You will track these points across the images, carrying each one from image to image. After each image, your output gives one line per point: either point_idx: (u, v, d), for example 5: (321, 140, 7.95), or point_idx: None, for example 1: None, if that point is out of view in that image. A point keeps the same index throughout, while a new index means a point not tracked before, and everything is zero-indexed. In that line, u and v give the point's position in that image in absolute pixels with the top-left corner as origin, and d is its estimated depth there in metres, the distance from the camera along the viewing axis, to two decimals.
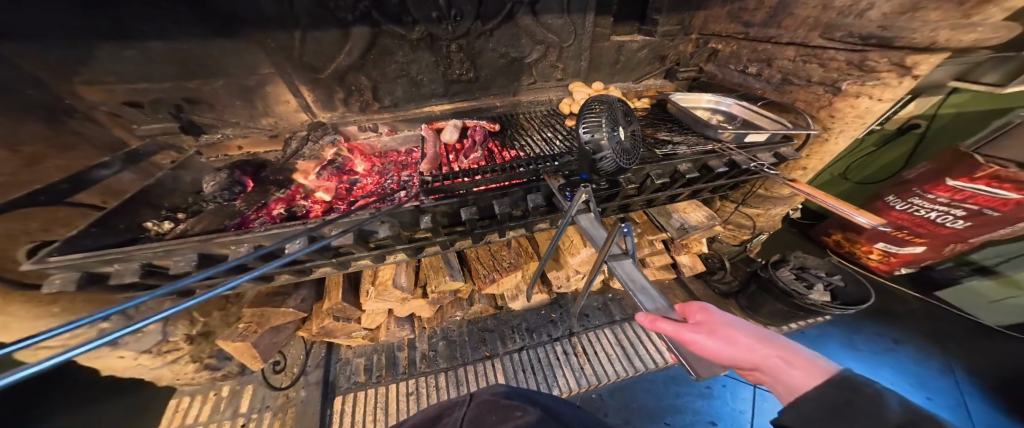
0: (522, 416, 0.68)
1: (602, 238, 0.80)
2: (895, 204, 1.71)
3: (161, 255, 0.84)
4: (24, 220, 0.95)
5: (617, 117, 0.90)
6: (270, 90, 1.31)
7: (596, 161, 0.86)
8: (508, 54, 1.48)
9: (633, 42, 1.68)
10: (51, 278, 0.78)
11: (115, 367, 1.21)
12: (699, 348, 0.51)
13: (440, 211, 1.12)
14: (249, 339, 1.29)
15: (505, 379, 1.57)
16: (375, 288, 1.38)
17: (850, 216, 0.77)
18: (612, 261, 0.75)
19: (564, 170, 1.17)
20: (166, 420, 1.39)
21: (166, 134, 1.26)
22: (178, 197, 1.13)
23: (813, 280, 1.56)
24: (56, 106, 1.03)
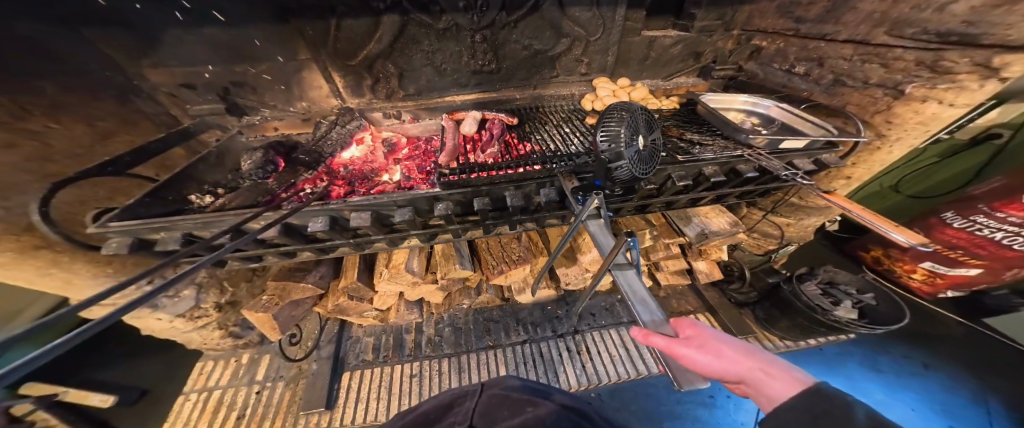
0: (533, 411, 0.70)
1: (608, 247, 0.76)
2: (953, 221, 1.49)
3: (200, 226, 0.93)
4: (94, 189, 1.09)
5: (638, 125, 0.86)
6: (304, 75, 1.38)
7: (611, 170, 0.84)
8: (532, 46, 1.46)
9: (667, 37, 1.60)
10: (111, 241, 0.89)
11: (155, 328, 1.37)
12: (690, 362, 0.49)
13: (453, 199, 1.13)
14: (270, 311, 1.38)
15: (505, 371, 1.60)
16: (388, 271, 1.45)
17: (885, 232, 0.66)
18: (615, 269, 0.72)
19: (581, 171, 1.13)
20: (192, 379, 1.55)
21: (214, 115, 1.38)
22: (220, 174, 1.21)
23: (841, 297, 1.41)
24: (126, 86, 1.18)
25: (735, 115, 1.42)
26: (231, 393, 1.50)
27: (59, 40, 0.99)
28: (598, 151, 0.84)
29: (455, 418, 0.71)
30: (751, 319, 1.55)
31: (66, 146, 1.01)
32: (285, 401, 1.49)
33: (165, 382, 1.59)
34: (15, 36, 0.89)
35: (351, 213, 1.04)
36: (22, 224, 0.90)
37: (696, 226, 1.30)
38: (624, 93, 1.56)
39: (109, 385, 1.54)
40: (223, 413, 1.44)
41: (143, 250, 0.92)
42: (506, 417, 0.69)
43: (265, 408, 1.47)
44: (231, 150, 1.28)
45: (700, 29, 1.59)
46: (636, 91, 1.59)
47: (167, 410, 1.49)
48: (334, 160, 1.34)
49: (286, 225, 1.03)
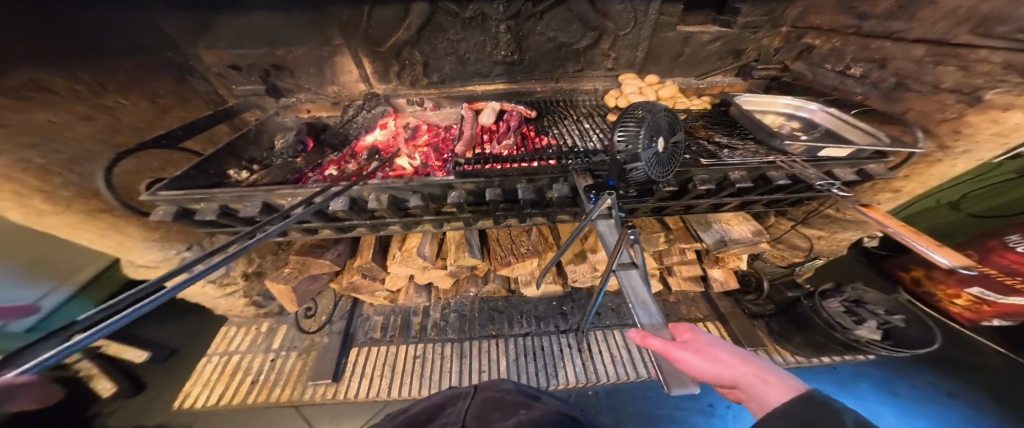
0: (525, 413, 0.70)
1: (613, 245, 0.71)
2: (1018, 245, 1.26)
3: (235, 198, 0.97)
4: (150, 160, 1.23)
5: (660, 129, 0.70)
6: (335, 61, 1.43)
7: (625, 171, 0.69)
8: (557, 38, 1.37)
9: (705, 33, 1.46)
10: (157, 209, 0.94)
11: (190, 291, 1.51)
12: (680, 364, 0.47)
13: (467, 188, 1.11)
14: (290, 283, 1.44)
15: (507, 360, 1.65)
16: (401, 254, 1.53)
17: (925, 252, 0.58)
18: (618, 270, 0.69)
19: (598, 169, 1.00)
20: (217, 342, 1.74)
21: (255, 95, 1.48)
22: (256, 152, 1.28)
23: (866, 317, 1.29)
24: (182, 66, 1.31)
25: (773, 119, 1.30)
26: (248, 359, 1.66)
27: (129, 21, 1.11)
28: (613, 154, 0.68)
29: (447, 418, 0.71)
30: (763, 333, 1.44)
31: (133, 120, 1.12)
32: (296, 370, 1.62)
33: (191, 343, 1.78)
34: (95, 18, 1.02)
35: (371, 194, 1.07)
36: (91, 189, 0.99)
37: (716, 232, 1.21)
38: (652, 91, 1.43)
39: (148, 342, 1.74)
40: (242, 375, 1.60)
41: (185, 219, 0.98)
42: (500, 417, 0.69)
43: (278, 374, 1.60)
44: (269, 129, 1.35)
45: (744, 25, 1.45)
46: (664, 88, 1.46)
47: (192, 369, 1.66)
48: (359, 142, 1.37)
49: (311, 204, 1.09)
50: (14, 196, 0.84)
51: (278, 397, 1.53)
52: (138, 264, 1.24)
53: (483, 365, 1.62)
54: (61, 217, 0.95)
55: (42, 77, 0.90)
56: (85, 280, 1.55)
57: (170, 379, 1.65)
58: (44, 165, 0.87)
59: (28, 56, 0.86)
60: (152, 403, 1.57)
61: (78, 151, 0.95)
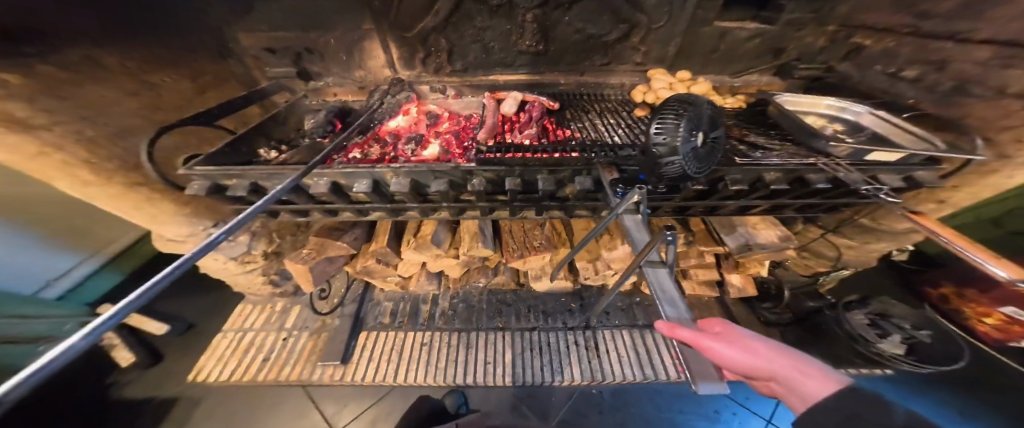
0: None
1: (641, 243, 0.69)
2: None
3: (265, 177, 0.98)
4: (181, 138, 1.20)
5: (703, 122, 0.63)
6: (363, 44, 1.39)
7: (658, 165, 0.64)
8: (585, 30, 1.29)
9: (745, 30, 1.35)
10: (192, 184, 0.96)
11: (212, 268, 1.53)
12: (718, 354, 0.46)
13: (485, 176, 1.11)
14: (308, 264, 1.45)
15: (513, 352, 1.72)
16: (415, 240, 1.56)
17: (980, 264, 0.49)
18: (646, 266, 0.68)
19: (624, 163, 0.96)
20: (232, 320, 1.79)
21: (287, 78, 1.44)
22: (283, 132, 1.31)
23: (891, 330, 1.34)
24: (222, 48, 1.30)
25: (816, 120, 1.24)
26: (262, 337, 1.73)
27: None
28: (648, 143, 0.64)
29: None
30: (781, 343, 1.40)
31: (174, 98, 1.13)
32: (306, 350, 1.70)
33: (205, 320, 1.85)
34: None
35: (394, 178, 1.06)
36: (132, 163, 0.99)
37: (742, 235, 1.17)
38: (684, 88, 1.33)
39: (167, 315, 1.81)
40: (257, 352, 1.68)
41: (218, 195, 0.99)
42: None
43: (291, 353, 1.69)
44: (297, 111, 1.39)
45: (789, 21, 1.33)
46: (695, 85, 1.38)
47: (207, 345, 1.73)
48: (382, 128, 1.38)
49: (335, 185, 1.10)
50: (64, 166, 0.87)
51: (288, 376, 1.61)
52: (167, 237, 1.26)
53: (488, 357, 1.69)
54: (103, 187, 0.98)
55: (94, 54, 0.90)
56: (110, 256, 1.64)
57: (190, 352, 1.74)
58: (93, 137, 0.89)
59: (89, 36, 0.89)
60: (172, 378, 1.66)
61: (122, 126, 0.97)
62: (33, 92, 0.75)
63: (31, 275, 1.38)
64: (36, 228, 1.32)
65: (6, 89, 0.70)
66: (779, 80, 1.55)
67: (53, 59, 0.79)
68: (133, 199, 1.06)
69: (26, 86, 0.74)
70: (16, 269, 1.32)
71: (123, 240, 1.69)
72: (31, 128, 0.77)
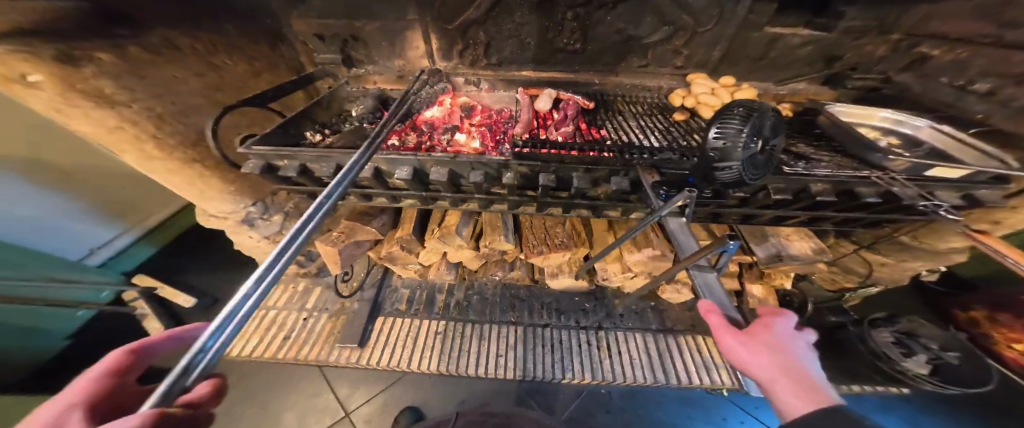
0: None
1: (689, 247, 0.67)
2: None
3: (315, 158, 1.02)
4: (237, 119, 1.21)
5: (767, 128, 0.60)
6: (405, 34, 1.41)
7: (713, 170, 0.63)
8: (625, 31, 1.28)
9: (797, 36, 1.29)
10: (248, 164, 1.00)
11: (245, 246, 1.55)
12: (725, 347, 0.53)
13: (520, 170, 1.11)
14: (336, 246, 1.48)
15: (524, 346, 1.73)
16: (440, 230, 1.58)
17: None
18: (693, 269, 0.66)
19: (668, 165, 0.93)
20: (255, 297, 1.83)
21: (332, 64, 1.45)
22: (325, 115, 1.34)
23: (916, 349, 1.32)
24: (275, 32, 1.34)
25: (870, 132, 1.22)
26: (284, 315, 1.78)
27: None
28: (703, 146, 0.62)
29: None
30: None
31: (233, 79, 1.16)
32: (325, 330, 1.74)
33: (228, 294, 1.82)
34: None
35: (433, 167, 1.09)
36: (193, 138, 1.03)
37: (773, 246, 1.17)
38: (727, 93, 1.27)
39: (192, 288, 1.80)
40: (279, 330, 1.73)
41: (270, 174, 1.03)
42: None
43: (310, 333, 1.73)
44: (338, 97, 1.41)
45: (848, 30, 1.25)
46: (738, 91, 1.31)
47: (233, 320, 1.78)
48: (419, 117, 1.41)
49: (378, 170, 1.13)
50: (134, 140, 0.90)
51: (307, 354, 1.65)
52: (211, 214, 1.34)
53: (500, 350, 1.71)
54: (164, 161, 1.01)
55: (169, 34, 0.95)
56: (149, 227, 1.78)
57: None
58: (162, 114, 0.93)
59: (164, 17, 0.93)
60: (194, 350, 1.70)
61: (185, 105, 0.99)
62: (119, 70, 0.82)
63: (83, 241, 1.54)
64: (87, 199, 1.47)
65: (100, 66, 0.77)
66: (828, 90, 1.48)
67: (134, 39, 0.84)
68: (186, 176, 1.11)
69: (116, 65, 0.81)
70: (70, 235, 1.48)
71: (164, 212, 1.83)
72: (115, 103, 0.81)
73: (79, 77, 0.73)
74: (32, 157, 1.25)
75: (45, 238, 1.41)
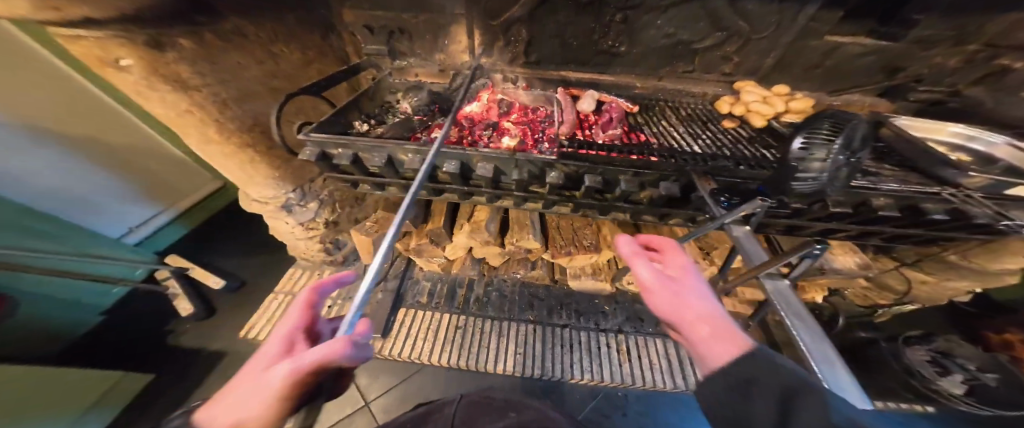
0: (514, 417, 0.84)
1: (757, 257, 0.65)
2: None
3: (369, 147, 1.07)
4: (291, 106, 1.24)
5: (857, 143, 0.58)
6: (449, 28, 1.42)
7: (788, 181, 0.64)
8: (676, 35, 1.20)
9: (859, 45, 1.17)
10: (305, 149, 1.05)
11: (278, 231, 1.58)
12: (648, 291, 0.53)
13: (566, 170, 1.09)
14: (371, 236, 1.51)
15: (543, 346, 1.76)
16: (470, 225, 1.63)
17: None
18: (765, 278, 0.62)
19: (723, 171, 0.92)
20: (282, 282, 1.86)
21: (377, 56, 1.47)
22: (370, 107, 1.36)
23: (953, 369, 1.33)
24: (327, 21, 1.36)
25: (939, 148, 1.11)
26: None
27: None
28: (784, 157, 0.62)
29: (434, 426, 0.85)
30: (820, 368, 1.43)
31: (288, 68, 1.20)
32: None
33: (258, 278, 1.91)
34: None
35: (480, 163, 1.10)
36: (248, 123, 1.10)
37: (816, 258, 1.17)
38: (782, 102, 1.19)
39: (224, 271, 1.88)
40: None
41: (323, 162, 1.07)
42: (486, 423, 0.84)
43: (335, 320, 1.76)
44: (379, 89, 1.43)
45: (919, 39, 1.11)
46: (795, 100, 1.21)
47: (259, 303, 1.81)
48: (459, 112, 1.41)
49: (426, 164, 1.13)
50: (198, 124, 0.97)
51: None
52: (254, 198, 1.38)
53: (522, 349, 1.74)
54: (220, 146, 1.07)
55: (237, 24, 0.99)
56: (185, 207, 1.89)
57: (242, 308, 1.81)
58: (225, 99, 0.99)
59: (237, 7, 0.97)
60: (218, 330, 1.73)
61: (242, 91, 1.04)
62: (196, 55, 0.88)
63: (124, 220, 1.65)
64: (137, 177, 1.63)
65: (181, 52, 0.83)
66: (886, 100, 1.35)
67: (210, 29, 0.90)
68: (238, 161, 1.16)
69: (194, 50, 0.87)
70: (113, 213, 1.59)
71: (202, 191, 1.98)
72: (189, 88, 0.88)
73: (162, 62, 0.80)
74: (87, 135, 1.39)
75: (93, 216, 1.53)
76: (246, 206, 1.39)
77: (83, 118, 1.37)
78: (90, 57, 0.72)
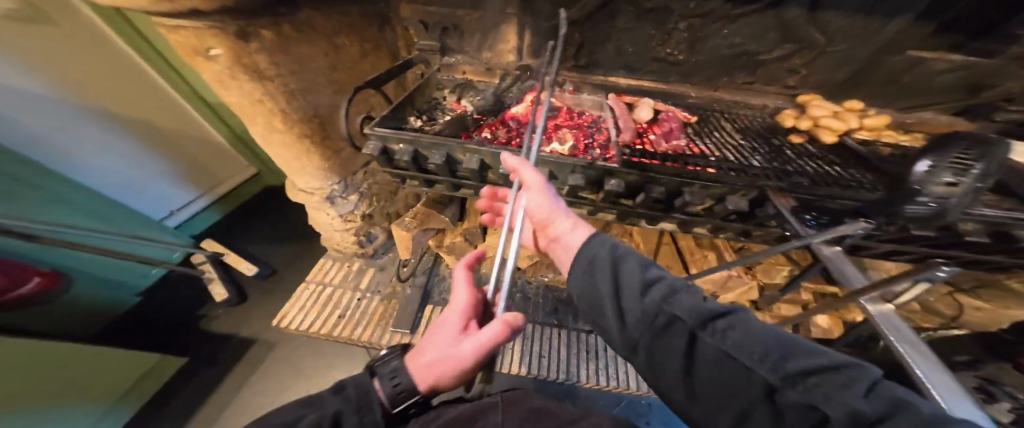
0: (569, 416, 0.82)
1: (855, 278, 0.64)
2: None
3: (429, 145, 1.07)
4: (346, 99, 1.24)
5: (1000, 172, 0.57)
6: (500, 28, 1.39)
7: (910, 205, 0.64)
8: (742, 45, 1.15)
9: (944, 61, 1.05)
10: (369, 144, 1.08)
11: (316, 220, 1.56)
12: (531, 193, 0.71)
13: (627, 179, 1.04)
14: (410, 232, 1.56)
15: (569, 350, 1.73)
16: (504, 225, 1.65)
17: None
18: (869, 302, 0.59)
19: (800, 188, 0.90)
20: (315, 272, 1.87)
21: (427, 51, 1.45)
22: (421, 103, 1.35)
23: None
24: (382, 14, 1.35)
25: None
26: (340, 293, 1.79)
27: None
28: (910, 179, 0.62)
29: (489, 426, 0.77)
30: None
31: (348, 60, 1.19)
32: (378, 313, 1.72)
33: (289, 267, 1.94)
34: None
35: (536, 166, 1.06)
36: (309, 115, 1.10)
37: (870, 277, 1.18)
38: (855, 118, 1.11)
39: (258, 258, 1.93)
40: (331, 307, 1.72)
41: (384, 157, 1.09)
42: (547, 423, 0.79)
43: (362, 313, 1.71)
44: (429, 84, 1.41)
45: (1021, 55, 0.96)
46: (868, 117, 1.13)
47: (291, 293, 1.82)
48: (508, 113, 1.39)
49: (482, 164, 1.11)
50: (267, 113, 1.00)
51: (360, 335, 1.64)
52: (301, 188, 1.40)
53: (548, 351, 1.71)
54: (282, 135, 1.10)
55: (308, 16, 0.98)
56: (221, 193, 1.99)
57: (273, 296, 1.84)
58: (292, 90, 1.00)
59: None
60: (246, 321, 1.76)
61: (307, 83, 1.04)
62: (275, 46, 0.90)
63: (165, 203, 1.77)
64: (175, 159, 1.74)
65: (262, 42, 0.85)
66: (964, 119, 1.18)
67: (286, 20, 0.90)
68: (296, 152, 1.19)
69: (274, 41, 0.89)
70: (155, 195, 1.72)
71: (239, 177, 2.08)
72: (264, 79, 0.90)
73: (246, 52, 0.82)
74: (140, 117, 1.55)
75: (142, 198, 1.68)
76: (294, 196, 1.41)
77: (134, 103, 1.52)
78: (185, 47, 0.76)
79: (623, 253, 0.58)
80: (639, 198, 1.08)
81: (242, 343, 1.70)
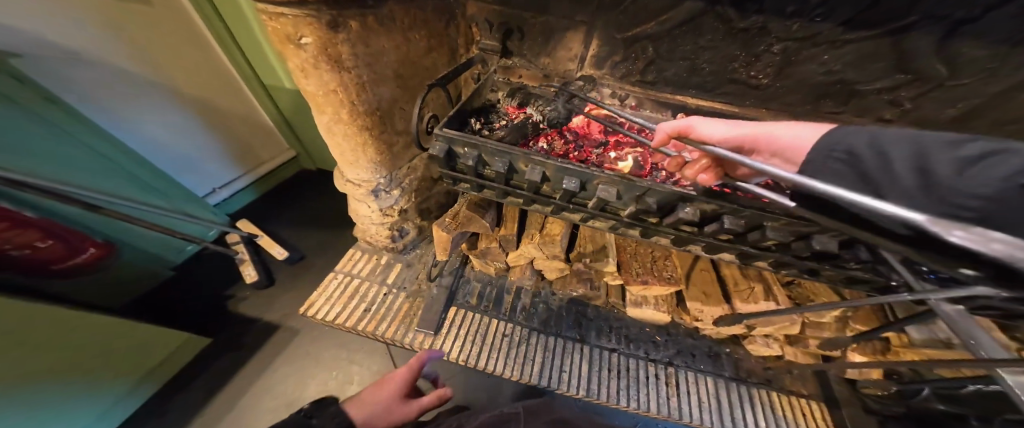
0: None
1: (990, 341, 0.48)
2: None
3: (494, 152, 1.03)
4: (403, 94, 1.20)
5: None
6: (565, 33, 1.29)
7: None
8: (839, 73, 1.04)
9: None
10: (433, 145, 1.07)
11: (355, 212, 1.53)
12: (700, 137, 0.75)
13: (703, 208, 0.98)
14: (449, 233, 1.49)
15: (588, 371, 1.54)
16: (542, 236, 1.53)
17: None
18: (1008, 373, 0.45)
19: None
20: (344, 263, 1.84)
21: (488, 51, 1.40)
22: (477, 103, 1.31)
23: None
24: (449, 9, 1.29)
25: None
26: (365, 286, 1.75)
27: None
28: None
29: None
30: None
31: (415, 55, 1.15)
32: (403, 310, 1.69)
33: (315, 255, 1.92)
34: None
35: (603, 185, 0.99)
36: (369, 110, 1.10)
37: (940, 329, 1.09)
38: None
39: (288, 242, 1.94)
40: (360, 301, 1.70)
41: (444, 158, 1.08)
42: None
43: (388, 309, 1.68)
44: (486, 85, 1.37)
45: None
46: None
47: (318, 281, 1.80)
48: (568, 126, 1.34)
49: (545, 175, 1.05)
50: (337, 104, 1.03)
51: (383, 331, 1.62)
52: (348, 178, 1.38)
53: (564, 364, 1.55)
54: (344, 126, 1.10)
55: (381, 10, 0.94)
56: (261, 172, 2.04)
57: (298, 282, 1.82)
58: (360, 81, 1.00)
59: None
60: (271, 304, 1.74)
61: (375, 75, 1.03)
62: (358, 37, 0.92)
63: (211, 180, 1.85)
64: (231, 139, 1.82)
65: (348, 32, 0.88)
66: None
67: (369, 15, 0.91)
68: (352, 143, 1.18)
69: (358, 31, 0.91)
70: (206, 171, 1.80)
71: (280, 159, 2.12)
72: (342, 68, 0.94)
73: (333, 42, 0.87)
74: (204, 97, 1.64)
75: (189, 172, 1.74)
76: (340, 186, 1.38)
77: (210, 85, 1.64)
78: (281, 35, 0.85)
79: (895, 138, 0.43)
80: (709, 228, 1.03)
81: (264, 329, 1.67)
